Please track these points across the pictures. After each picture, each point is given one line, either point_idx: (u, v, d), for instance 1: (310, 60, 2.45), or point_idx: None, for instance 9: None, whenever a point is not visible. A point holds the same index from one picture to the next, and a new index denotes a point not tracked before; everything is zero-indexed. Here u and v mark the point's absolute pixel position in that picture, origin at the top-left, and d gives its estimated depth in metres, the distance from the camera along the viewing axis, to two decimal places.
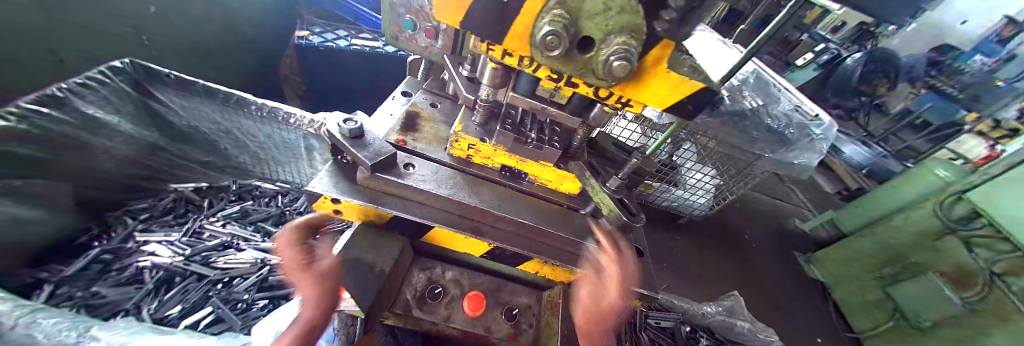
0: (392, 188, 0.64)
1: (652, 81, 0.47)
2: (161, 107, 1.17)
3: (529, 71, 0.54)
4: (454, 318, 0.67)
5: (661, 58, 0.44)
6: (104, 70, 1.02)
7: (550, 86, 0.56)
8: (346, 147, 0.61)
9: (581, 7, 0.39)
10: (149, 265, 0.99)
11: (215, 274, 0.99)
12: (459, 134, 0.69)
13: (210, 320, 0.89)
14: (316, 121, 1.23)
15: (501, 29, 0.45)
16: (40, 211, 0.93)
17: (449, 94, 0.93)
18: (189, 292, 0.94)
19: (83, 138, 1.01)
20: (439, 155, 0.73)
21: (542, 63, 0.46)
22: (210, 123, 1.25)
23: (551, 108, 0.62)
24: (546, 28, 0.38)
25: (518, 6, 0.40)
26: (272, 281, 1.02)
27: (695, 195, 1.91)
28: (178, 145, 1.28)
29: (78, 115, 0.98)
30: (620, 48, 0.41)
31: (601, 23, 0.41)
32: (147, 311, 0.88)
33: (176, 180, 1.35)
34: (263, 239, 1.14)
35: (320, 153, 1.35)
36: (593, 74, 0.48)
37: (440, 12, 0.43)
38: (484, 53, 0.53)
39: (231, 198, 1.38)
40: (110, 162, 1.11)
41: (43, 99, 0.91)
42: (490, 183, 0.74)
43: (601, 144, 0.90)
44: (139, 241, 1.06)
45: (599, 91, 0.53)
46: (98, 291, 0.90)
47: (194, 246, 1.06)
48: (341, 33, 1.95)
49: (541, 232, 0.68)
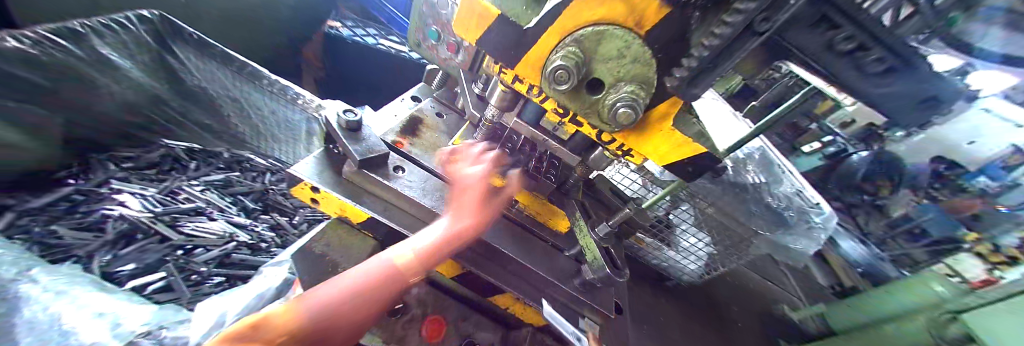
0: (378, 190, 0.63)
1: (654, 136, 0.47)
2: (177, 64, 1.20)
3: (537, 101, 0.54)
4: (408, 340, 0.62)
5: (668, 115, 0.44)
6: (131, 17, 1.09)
7: (555, 120, 0.56)
8: (341, 138, 0.61)
9: (594, 50, 0.41)
10: (115, 215, 0.94)
11: (179, 239, 0.94)
12: (456, 147, 0.69)
13: (158, 286, 0.83)
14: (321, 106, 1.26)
15: (519, 54, 0.47)
16: (19, 136, 0.90)
17: (455, 107, 0.94)
18: (146, 252, 0.89)
19: (89, 74, 0.99)
20: (431, 164, 0.72)
21: (550, 94, 0.47)
22: (221, 89, 1.28)
23: (553, 142, 0.62)
24: (555, 62, 0.40)
25: (539, 33, 0.43)
26: (234, 259, 0.96)
27: (687, 260, 1.71)
28: (182, 101, 1.26)
29: (93, 54, 1.00)
30: (627, 95, 0.41)
31: (612, 70, 0.42)
32: (98, 262, 0.83)
33: (170, 137, 1.30)
34: (238, 213, 1.10)
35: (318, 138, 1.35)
36: (597, 116, 0.48)
37: (460, 25, 0.47)
38: (497, 75, 0.55)
39: (219, 166, 1.33)
40: (109, 105, 1.08)
41: (61, 31, 0.94)
42: None
43: (597, 187, 0.88)
44: (113, 188, 1.02)
45: (603, 135, 0.52)
46: (57, 231, 0.87)
47: (166, 205, 1.02)
48: (372, 31, 2.10)
49: (516, 266, 0.65)
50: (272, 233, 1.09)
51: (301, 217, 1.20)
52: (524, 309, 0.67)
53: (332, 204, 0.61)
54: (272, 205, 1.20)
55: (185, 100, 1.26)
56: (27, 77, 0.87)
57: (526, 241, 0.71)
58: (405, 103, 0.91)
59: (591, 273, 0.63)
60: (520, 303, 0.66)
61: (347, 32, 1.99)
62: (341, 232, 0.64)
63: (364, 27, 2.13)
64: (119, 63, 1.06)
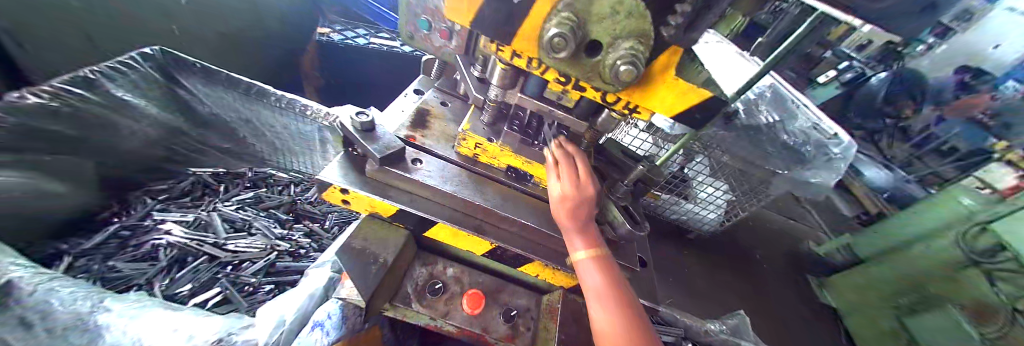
0: (402, 183, 0.66)
1: (658, 88, 0.48)
2: (187, 95, 1.23)
3: (537, 73, 0.56)
4: (453, 315, 0.67)
5: (669, 65, 0.45)
6: (133, 56, 1.10)
7: (557, 89, 0.58)
8: (358, 139, 0.64)
9: (588, 11, 0.41)
10: (164, 243, 1.01)
11: (225, 256, 1.02)
12: (467, 132, 0.71)
13: (217, 300, 0.92)
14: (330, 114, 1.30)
15: (513, 30, 0.48)
16: (64, 184, 1.00)
17: (458, 93, 0.96)
18: (199, 272, 0.97)
19: (110, 116, 1.06)
20: (446, 152, 0.75)
21: (549, 64, 0.48)
22: (232, 113, 1.31)
23: (558, 111, 0.63)
24: (552, 30, 0.41)
25: (526, 10, 0.43)
26: (279, 267, 1.05)
27: (705, 210, 1.79)
28: (198, 130, 1.32)
29: (109, 97, 1.04)
30: (627, 52, 0.42)
31: (608, 29, 0.42)
32: (159, 286, 0.91)
33: (193, 165, 1.38)
34: (274, 226, 1.18)
35: (335, 146, 1.38)
36: (599, 78, 0.49)
37: (452, 14, 0.48)
38: (494, 54, 0.56)
39: (246, 185, 1.42)
40: (135, 141, 1.16)
41: (76, 80, 0.97)
42: (494, 183, 0.75)
43: (608, 150, 0.89)
44: (156, 219, 1.10)
45: (607, 96, 0.53)
46: (115, 265, 0.94)
47: (208, 227, 1.11)
48: (362, 32, 2.10)
49: (541, 235, 0.69)
50: (308, 239, 1.17)
51: (330, 220, 1.26)
52: (553, 275, 0.72)
53: (362, 203, 0.66)
54: (302, 214, 1.26)
55: (199, 128, 1.32)
56: (57, 130, 0.94)
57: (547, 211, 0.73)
58: (410, 97, 0.93)
59: (614, 231, 0.66)
60: (549, 268, 0.70)
61: (338, 36, 1.99)
62: (374, 225, 0.69)
63: (353, 29, 2.13)
64: (136, 103, 1.11)
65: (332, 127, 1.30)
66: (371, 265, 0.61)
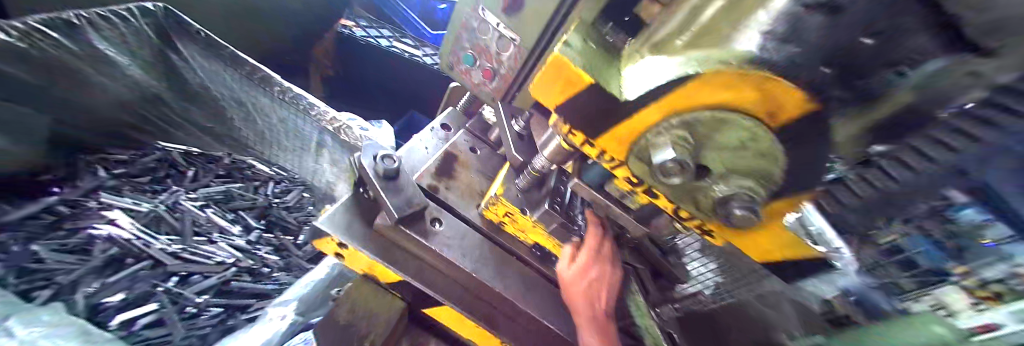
0: (413, 247, 0.56)
1: (761, 233, 0.40)
2: (180, 61, 1.10)
3: (607, 166, 0.47)
4: None
5: (785, 214, 0.37)
6: (132, 9, 0.98)
7: (625, 187, 0.49)
8: (377, 187, 0.55)
9: (708, 136, 0.33)
10: (103, 236, 0.85)
11: (173, 265, 0.86)
12: (499, 197, 0.62)
13: (149, 321, 0.77)
14: (338, 120, 1.18)
15: (607, 122, 0.39)
16: (1, 139, 0.84)
17: (489, 139, 0.86)
18: (137, 281, 0.80)
19: (78, 67, 0.92)
20: (468, 213, 0.65)
21: (640, 172, 0.41)
22: (225, 91, 1.16)
23: (615, 207, 0.54)
24: (664, 153, 0.33)
25: (635, 111, 0.35)
26: (232, 286, 0.88)
27: None
28: (183, 103, 1.17)
29: (86, 48, 0.92)
30: (744, 191, 0.35)
31: (725, 159, 0.35)
32: (81, 293, 0.74)
33: (166, 139, 1.22)
34: (239, 234, 1.01)
35: (332, 153, 1.23)
36: (691, 200, 0.41)
37: (539, 85, 0.40)
38: (559, 132, 0.46)
39: (220, 173, 1.25)
40: (103, 104, 1.02)
41: (54, 22, 0.85)
42: (516, 261, 0.64)
43: (639, 239, 0.80)
44: (101, 202, 0.92)
45: (683, 214, 0.45)
46: (38, 254, 0.78)
47: (160, 222, 0.93)
48: (387, 33, 2.01)
49: (557, 339, 0.59)
50: (276, 255, 1.00)
51: (307, 236, 1.10)
52: None
53: (361, 262, 0.54)
54: (275, 222, 1.11)
55: (184, 101, 1.16)
56: (20, 78, 0.83)
57: None
58: (433, 132, 0.83)
59: None
60: None
61: (360, 32, 1.90)
62: (369, 292, 0.56)
63: (379, 28, 2.03)
64: (116, 59, 0.99)
65: (336, 134, 1.18)
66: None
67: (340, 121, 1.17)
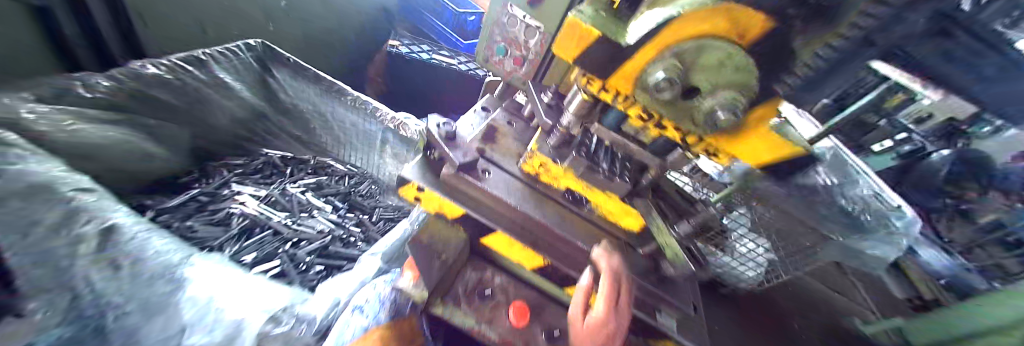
0: (471, 189, 0.71)
1: (749, 136, 0.50)
2: (275, 83, 1.44)
3: (621, 107, 0.59)
4: (498, 324, 0.69)
5: (766, 116, 0.47)
6: (240, 46, 1.36)
7: (638, 124, 0.61)
8: (442, 145, 0.71)
9: (693, 60, 0.44)
10: (237, 213, 1.11)
11: (287, 234, 1.10)
12: (534, 151, 0.76)
13: (276, 272, 0.98)
14: (396, 119, 1.43)
15: (614, 66, 0.51)
16: (157, 146, 1.13)
17: (522, 115, 1.01)
18: (264, 244, 1.05)
19: (207, 92, 1.23)
20: (510, 167, 0.79)
21: (644, 102, 0.52)
22: (309, 104, 1.48)
23: (632, 144, 0.66)
24: (659, 74, 0.45)
25: (633, 51, 0.47)
26: (330, 250, 1.10)
27: (745, 265, 1.33)
28: (277, 116, 1.47)
29: (212, 77, 1.26)
30: (726, 101, 0.45)
31: (710, 78, 0.45)
32: (229, 251, 0.99)
33: (269, 146, 1.50)
34: (331, 212, 1.25)
35: (393, 147, 1.51)
36: (689, 120, 0.51)
37: (561, 47, 0.53)
38: (582, 85, 0.60)
39: (309, 171, 1.47)
40: (223, 120, 1.33)
41: (190, 60, 1.21)
42: (553, 203, 0.78)
43: (664, 188, 0.88)
44: (232, 190, 1.21)
45: (689, 137, 0.56)
46: (194, 226, 1.03)
47: (274, 204, 1.20)
48: (426, 47, 2.27)
49: (594, 260, 0.70)
50: (358, 228, 1.23)
51: (377, 215, 1.33)
52: (603, 301, 0.70)
53: (433, 203, 0.71)
54: (354, 205, 1.34)
55: (277, 114, 1.47)
56: (166, 99, 1.14)
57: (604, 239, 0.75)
58: (475, 114, 1.00)
59: (672, 269, 0.67)
60: (598, 294, 0.70)
61: (405, 49, 2.16)
62: (439, 226, 0.73)
63: (419, 44, 2.31)
64: (233, 85, 1.31)
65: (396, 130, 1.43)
66: (435, 260, 0.66)
67: (399, 120, 1.42)
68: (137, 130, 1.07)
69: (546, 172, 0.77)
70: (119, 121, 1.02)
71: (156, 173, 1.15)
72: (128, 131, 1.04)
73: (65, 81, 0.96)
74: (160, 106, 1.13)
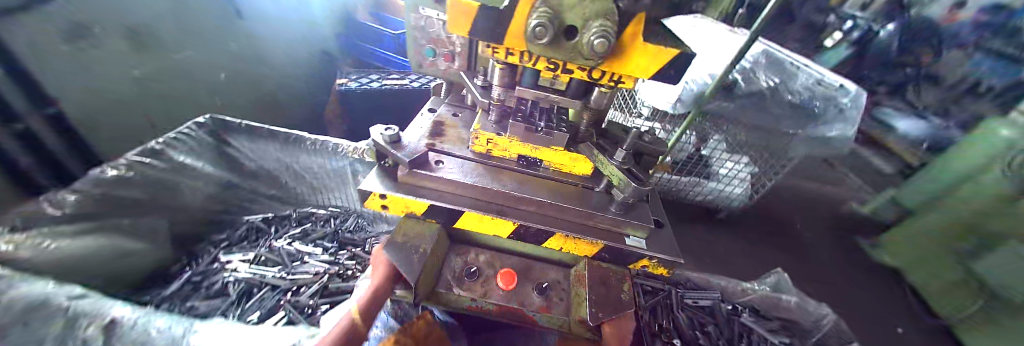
0: (428, 183, 0.76)
1: (632, 56, 0.56)
2: (235, 151, 1.43)
3: (530, 65, 0.65)
4: (490, 294, 0.76)
5: (637, 33, 0.53)
6: (191, 125, 1.30)
7: (549, 76, 0.68)
8: (388, 150, 0.75)
9: (560, 3, 0.50)
10: (232, 280, 1.15)
11: (285, 284, 1.14)
12: (479, 131, 0.81)
13: (284, 321, 1.03)
14: (359, 147, 1.43)
15: (503, 30, 0.57)
16: (134, 242, 1.16)
17: (467, 104, 1.07)
18: (265, 300, 1.09)
19: (173, 178, 1.26)
20: (463, 153, 0.85)
21: (538, 52, 0.58)
22: (274, 161, 1.48)
23: (553, 95, 0.73)
24: (534, 22, 0.50)
25: (512, 12, 0.53)
26: (331, 288, 1.15)
27: (731, 186, 1.75)
28: (248, 181, 1.50)
29: (172, 162, 1.25)
30: (599, 30, 0.50)
31: (580, 14, 0.51)
32: (232, 316, 1.03)
33: (249, 213, 1.55)
34: (323, 253, 1.29)
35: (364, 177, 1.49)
36: (580, 57, 0.57)
37: (454, 27, 0.58)
38: (491, 56, 0.66)
39: (293, 223, 1.54)
40: (196, 199, 1.36)
41: (145, 152, 1.17)
42: (510, 173, 0.84)
43: (610, 130, 0.93)
44: (222, 261, 1.24)
45: (592, 73, 0.62)
46: (194, 304, 1.07)
47: (266, 262, 1.24)
48: (374, 76, 2.30)
49: (557, 210, 0.76)
50: (353, 261, 1.28)
51: (370, 243, 1.37)
52: (574, 243, 0.76)
53: (398, 206, 0.76)
54: (345, 241, 1.38)
55: (246, 180, 1.50)
56: (133, 195, 1.16)
57: (562, 190, 0.81)
58: (426, 115, 1.04)
59: (621, 195, 0.74)
60: (570, 239, 0.76)
61: (355, 83, 2.18)
62: (412, 224, 0.78)
63: (366, 75, 2.33)
64: (193, 164, 1.32)
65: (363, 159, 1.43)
66: (414, 254, 0.71)
67: (362, 148, 1.42)
68: (116, 233, 1.11)
69: (492, 148, 0.83)
70: (91, 228, 1.05)
71: (138, 270, 1.18)
72: (106, 237, 1.08)
73: (33, 204, 0.96)
74: (129, 203, 1.15)
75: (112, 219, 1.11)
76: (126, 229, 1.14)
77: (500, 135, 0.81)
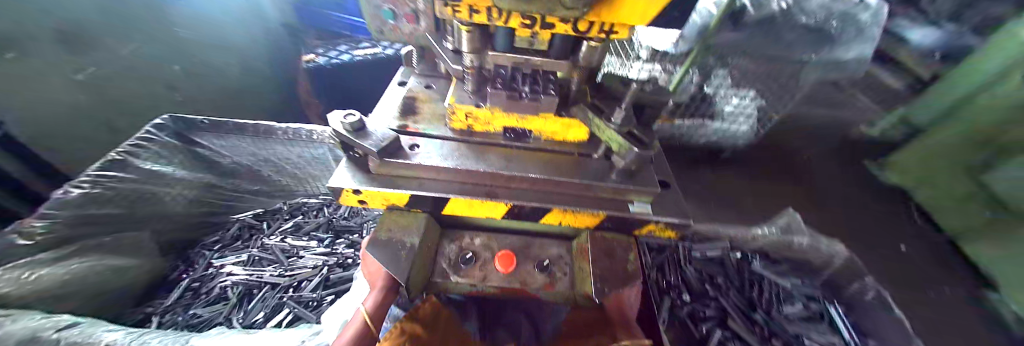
0: (405, 171, 0.68)
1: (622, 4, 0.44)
2: (206, 151, 1.33)
3: (501, 23, 0.53)
4: (490, 278, 0.71)
5: None
6: (150, 129, 1.20)
7: (527, 34, 0.56)
8: (353, 140, 0.66)
9: None
10: (230, 283, 1.13)
11: (284, 281, 1.13)
12: (455, 105, 0.71)
13: (290, 318, 1.03)
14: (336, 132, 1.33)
15: None
16: (126, 258, 1.14)
17: (440, 73, 0.95)
18: (266, 299, 1.08)
19: (146, 187, 1.19)
20: (441, 131, 0.76)
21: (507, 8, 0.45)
22: (249, 156, 1.39)
23: (536, 58, 0.61)
24: None
25: None
26: (334, 278, 1.14)
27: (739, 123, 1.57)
28: (229, 180, 1.43)
29: (140, 171, 1.17)
30: None
31: None
32: (237, 320, 1.03)
33: (236, 211, 1.50)
34: (319, 245, 1.27)
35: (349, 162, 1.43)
36: (560, 8, 0.44)
37: None
38: (452, 17, 0.54)
39: (285, 216, 1.51)
40: (177, 205, 1.30)
41: (108, 163, 1.10)
42: (497, 148, 0.75)
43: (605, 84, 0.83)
44: (216, 266, 1.22)
45: (578, 25, 0.51)
46: (196, 312, 1.06)
47: (261, 262, 1.21)
48: (343, 48, 2.10)
49: (552, 184, 0.68)
50: (351, 249, 1.26)
51: (366, 229, 1.33)
52: (574, 217, 0.69)
53: (376, 200, 0.68)
54: (339, 229, 1.34)
55: (227, 179, 1.42)
56: (110, 212, 1.13)
57: (555, 161, 0.73)
58: (398, 90, 0.91)
59: (621, 162, 0.66)
60: (570, 214, 0.68)
61: (324, 58, 2.00)
62: (396, 217, 0.71)
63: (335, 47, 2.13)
64: (164, 170, 1.24)
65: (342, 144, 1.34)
66: (401, 251, 0.65)
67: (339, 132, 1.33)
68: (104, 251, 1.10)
69: (475, 122, 0.74)
70: (69, 252, 1.03)
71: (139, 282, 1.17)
72: (96, 256, 1.07)
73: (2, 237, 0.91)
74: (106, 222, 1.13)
75: (91, 239, 1.09)
76: (112, 247, 1.12)
77: (479, 107, 0.71)
